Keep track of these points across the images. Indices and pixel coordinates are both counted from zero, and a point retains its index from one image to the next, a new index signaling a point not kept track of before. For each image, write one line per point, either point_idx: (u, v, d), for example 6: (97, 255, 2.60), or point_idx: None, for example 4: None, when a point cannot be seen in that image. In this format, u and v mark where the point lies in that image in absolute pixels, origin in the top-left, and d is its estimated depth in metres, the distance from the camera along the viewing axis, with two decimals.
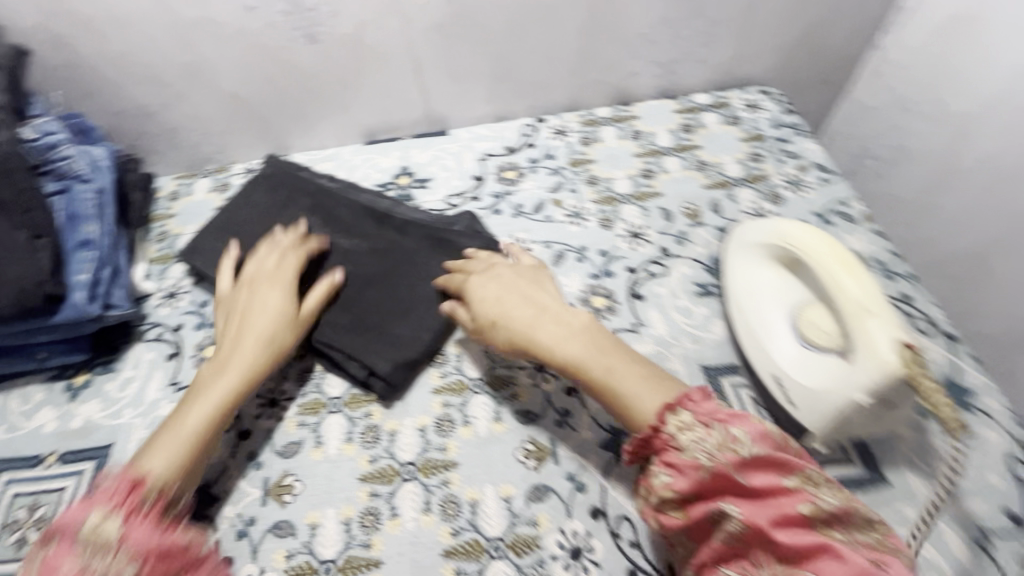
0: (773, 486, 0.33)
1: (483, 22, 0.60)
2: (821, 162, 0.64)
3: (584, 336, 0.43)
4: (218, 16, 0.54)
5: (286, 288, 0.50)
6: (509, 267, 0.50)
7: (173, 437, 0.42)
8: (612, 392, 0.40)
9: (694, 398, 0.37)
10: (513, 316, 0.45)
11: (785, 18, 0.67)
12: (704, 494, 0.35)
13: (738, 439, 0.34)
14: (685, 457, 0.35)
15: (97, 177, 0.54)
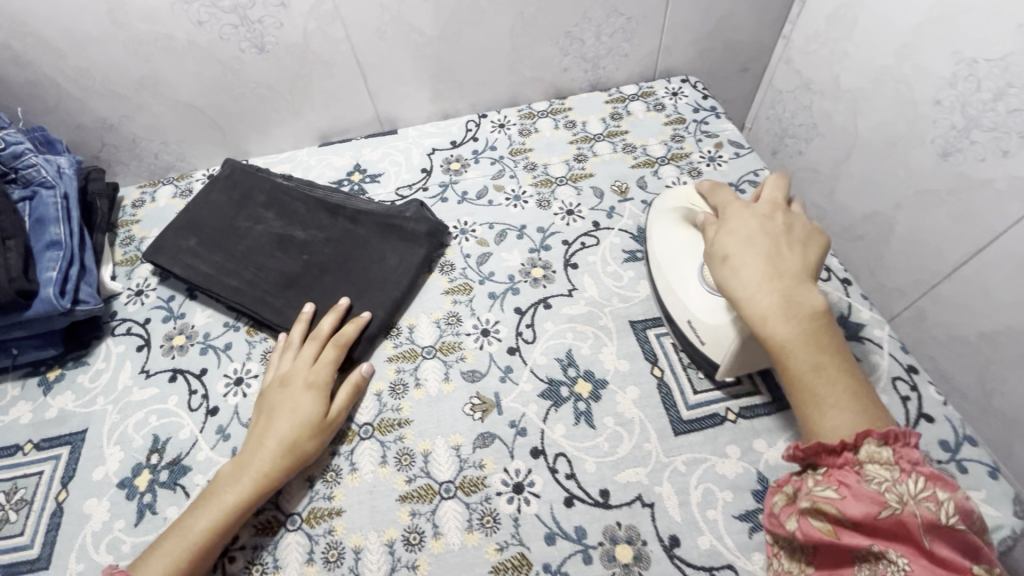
0: (957, 563, 0.33)
1: (420, 27, 0.65)
2: (736, 138, 0.71)
3: (812, 325, 0.40)
4: (169, 31, 0.59)
5: (319, 394, 0.49)
6: (778, 224, 0.46)
7: (177, 546, 0.43)
8: (809, 385, 0.38)
9: (903, 439, 0.35)
10: (747, 269, 0.43)
11: (698, 13, 0.73)
12: (872, 529, 0.35)
13: (941, 505, 0.34)
14: (870, 488, 0.35)
15: (61, 184, 0.58)
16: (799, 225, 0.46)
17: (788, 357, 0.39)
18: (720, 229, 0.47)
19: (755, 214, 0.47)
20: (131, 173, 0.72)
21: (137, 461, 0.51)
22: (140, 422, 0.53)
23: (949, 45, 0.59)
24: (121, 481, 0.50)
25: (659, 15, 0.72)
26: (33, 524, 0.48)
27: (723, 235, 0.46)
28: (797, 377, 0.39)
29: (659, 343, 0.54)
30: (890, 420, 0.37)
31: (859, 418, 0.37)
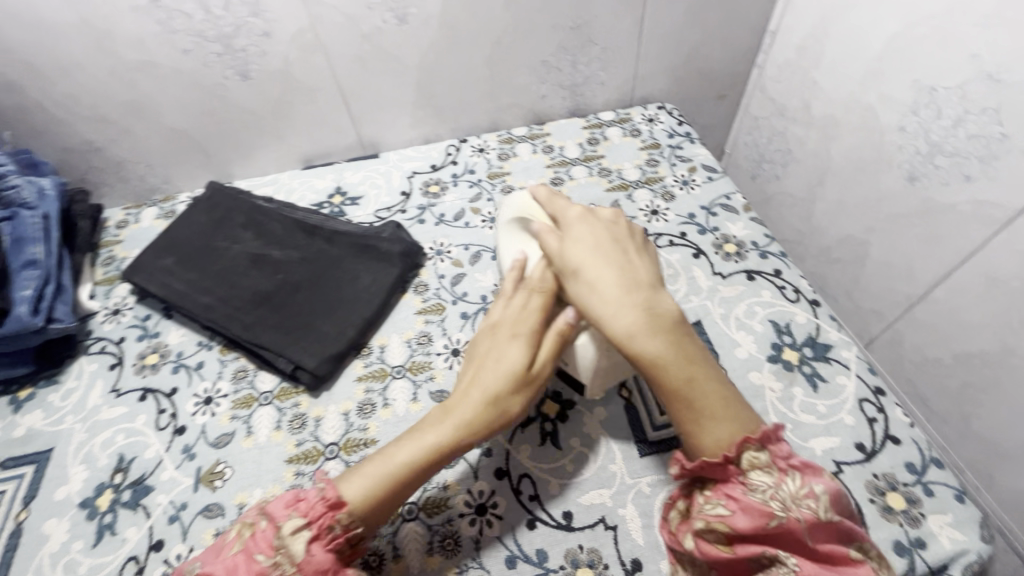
0: (837, 553, 0.35)
1: (400, 56, 0.67)
2: (708, 163, 0.72)
3: (671, 335, 0.43)
4: (156, 59, 0.61)
5: (526, 345, 0.47)
6: (618, 238, 0.49)
7: (378, 469, 0.42)
8: (688, 397, 0.40)
9: (772, 438, 0.39)
10: (604, 287, 0.45)
11: (671, 43, 0.76)
12: (762, 539, 0.36)
13: (818, 498, 0.36)
14: (756, 499, 0.36)
15: (43, 205, 0.58)
16: (638, 236, 0.50)
17: (660, 373, 0.41)
18: (565, 244, 0.48)
19: (597, 228, 0.49)
20: (117, 195, 0.74)
21: (100, 480, 0.50)
22: (106, 441, 0.53)
23: (911, 74, 0.61)
24: (83, 500, 0.49)
25: (633, 45, 0.74)
26: None
27: (575, 254, 0.47)
28: (675, 392, 0.41)
29: None
30: (756, 420, 0.40)
31: (734, 427, 0.39)
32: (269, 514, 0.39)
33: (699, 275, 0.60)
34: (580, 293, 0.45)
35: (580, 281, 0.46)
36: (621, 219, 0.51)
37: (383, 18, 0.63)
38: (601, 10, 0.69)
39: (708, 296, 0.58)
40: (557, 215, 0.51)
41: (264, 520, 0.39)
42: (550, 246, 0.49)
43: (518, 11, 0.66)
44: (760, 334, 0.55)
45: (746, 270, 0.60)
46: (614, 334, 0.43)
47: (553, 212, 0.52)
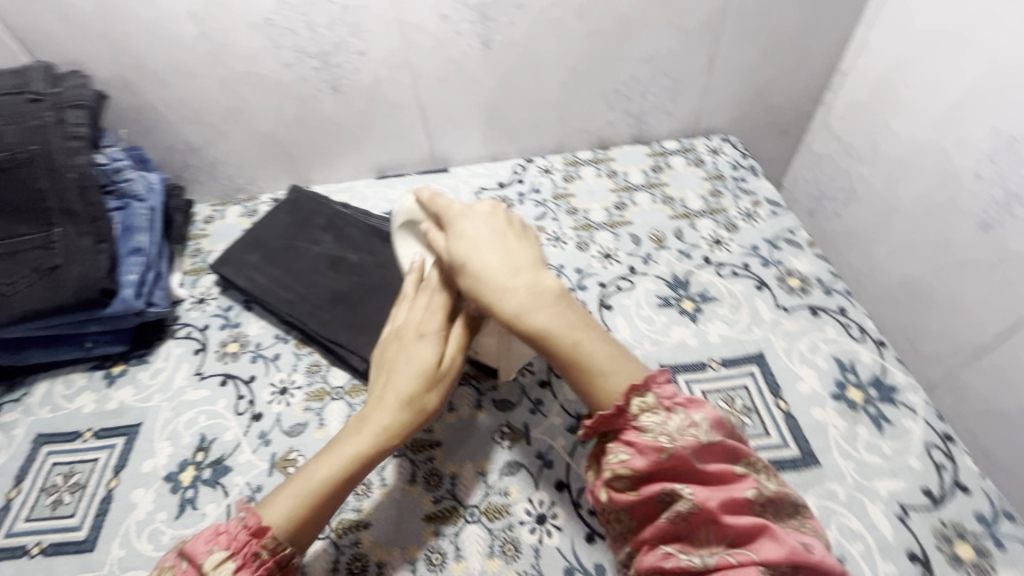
0: (723, 473, 0.39)
1: (480, 78, 0.71)
2: (772, 197, 0.73)
3: (554, 306, 0.44)
4: (261, 70, 0.66)
5: (435, 342, 0.48)
6: (498, 221, 0.49)
7: (300, 488, 0.43)
8: (579, 362, 0.43)
9: (655, 381, 0.41)
10: (491, 275, 0.45)
11: (742, 77, 0.77)
12: (660, 474, 0.39)
13: (697, 426, 0.39)
14: (648, 438, 0.39)
15: (150, 198, 0.64)
16: (516, 218, 0.50)
17: (550, 345, 0.43)
18: (450, 240, 0.48)
19: (476, 217, 0.49)
20: (205, 192, 0.79)
21: (184, 457, 0.54)
22: (190, 420, 0.56)
23: (992, 121, 0.61)
24: (167, 474, 0.53)
25: (702, 78, 0.76)
26: (84, 507, 0.51)
27: (460, 248, 0.47)
28: (569, 360, 0.43)
29: (688, 389, 0.55)
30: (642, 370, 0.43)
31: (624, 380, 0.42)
32: (190, 556, 0.40)
33: (762, 307, 0.61)
34: (469, 285, 0.46)
35: (467, 273, 0.46)
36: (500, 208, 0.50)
37: (469, 42, 0.67)
38: (676, 44, 0.71)
39: (771, 329, 0.59)
40: (433, 207, 0.50)
41: (185, 561, 0.40)
42: (438, 244, 0.49)
43: (597, 41, 0.69)
44: (823, 370, 0.55)
45: (810, 305, 0.61)
46: (505, 317, 0.44)
47: (432, 208, 0.51)
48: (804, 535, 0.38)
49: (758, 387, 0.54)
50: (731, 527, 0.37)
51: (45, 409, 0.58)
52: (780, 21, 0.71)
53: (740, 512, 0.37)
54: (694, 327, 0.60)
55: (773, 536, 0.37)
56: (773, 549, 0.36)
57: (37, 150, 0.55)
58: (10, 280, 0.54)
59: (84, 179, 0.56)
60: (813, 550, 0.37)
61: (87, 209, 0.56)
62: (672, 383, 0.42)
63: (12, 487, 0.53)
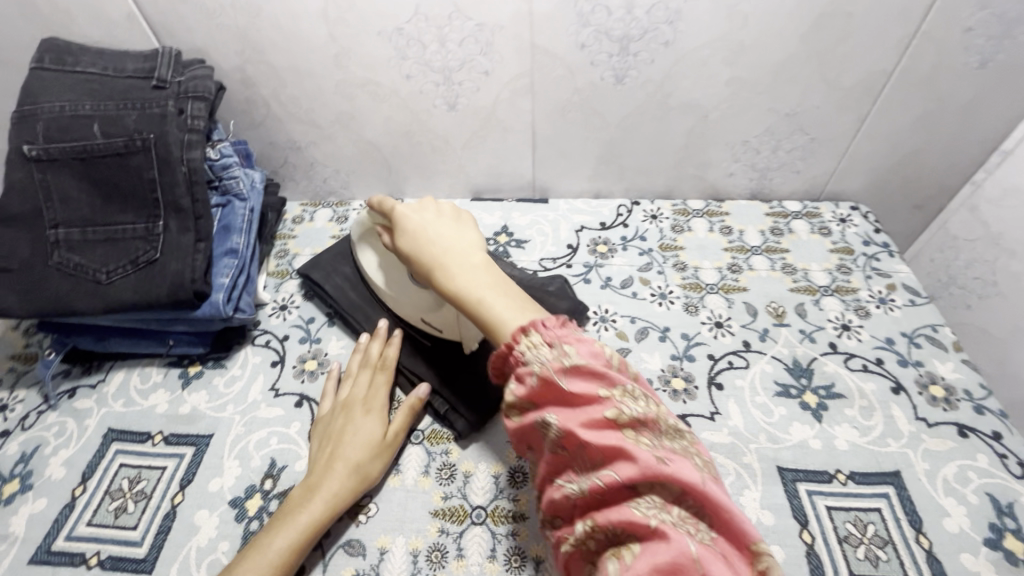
0: (588, 394, 0.36)
1: (603, 113, 0.66)
2: (911, 283, 0.65)
3: (471, 271, 0.46)
4: (380, 79, 0.63)
5: (379, 416, 0.52)
6: (440, 205, 0.53)
7: (254, 565, 0.43)
8: (483, 319, 0.44)
9: (544, 324, 0.40)
10: (418, 251, 0.49)
11: (887, 144, 0.68)
12: (540, 402, 0.37)
13: (568, 353, 0.37)
14: (526, 367, 0.38)
15: (252, 198, 0.61)
16: (454, 207, 0.53)
17: (463, 302, 0.45)
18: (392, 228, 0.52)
19: (416, 208, 0.52)
20: (298, 191, 0.77)
21: (251, 482, 0.50)
22: (261, 441, 0.53)
23: None
24: (233, 499, 0.49)
25: (845, 140, 0.68)
26: (147, 521, 0.48)
27: (401, 225, 0.51)
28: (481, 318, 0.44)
29: (811, 503, 0.48)
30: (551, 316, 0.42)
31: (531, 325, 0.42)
32: None
33: (899, 416, 0.53)
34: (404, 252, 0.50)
35: (400, 242, 0.50)
36: (440, 202, 0.53)
37: (601, 75, 0.61)
38: (825, 101, 0.64)
39: (910, 445, 0.51)
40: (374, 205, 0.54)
41: None
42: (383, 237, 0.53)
43: (739, 89, 0.63)
44: (974, 507, 0.47)
45: (958, 423, 0.53)
46: (430, 275, 0.47)
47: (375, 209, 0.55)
48: (677, 454, 0.34)
49: (895, 514, 0.47)
50: (593, 449, 0.34)
51: (119, 402, 0.56)
52: (946, 92, 0.62)
53: (605, 434, 0.35)
54: (818, 427, 0.53)
55: (635, 459, 0.33)
56: (632, 473, 0.33)
57: (153, 139, 0.53)
58: (109, 267, 0.53)
59: (194, 173, 0.54)
60: (683, 475, 0.33)
61: (192, 205, 0.54)
62: (564, 325, 0.40)
63: (79, 484, 0.51)
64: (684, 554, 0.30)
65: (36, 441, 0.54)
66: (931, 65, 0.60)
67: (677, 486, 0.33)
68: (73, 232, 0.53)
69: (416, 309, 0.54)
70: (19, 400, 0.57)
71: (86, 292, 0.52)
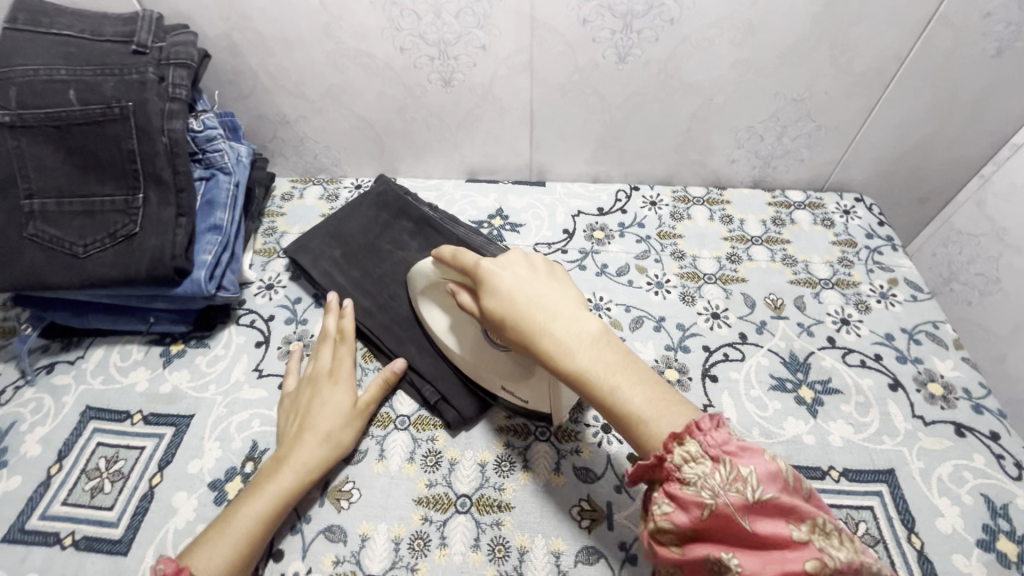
0: (778, 535, 0.30)
1: (604, 93, 0.63)
2: (913, 278, 0.63)
3: (594, 346, 0.38)
4: (372, 50, 0.60)
5: (347, 386, 0.52)
6: (528, 257, 0.45)
7: (223, 535, 0.42)
8: (618, 411, 0.36)
9: (703, 428, 0.32)
10: (515, 313, 0.40)
11: (895, 134, 0.66)
12: (711, 535, 0.31)
13: (746, 479, 0.30)
14: (690, 492, 0.31)
15: (237, 172, 0.59)
16: (547, 258, 0.44)
17: (587, 388, 0.37)
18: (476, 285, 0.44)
19: (505, 263, 0.43)
20: (287, 166, 0.75)
21: (231, 464, 0.49)
22: (243, 423, 0.52)
23: None
24: (213, 481, 0.48)
25: (852, 129, 0.66)
26: (123, 501, 0.47)
27: (486, 284, 0.43)
28: (612, 408, 0.36)
29: None
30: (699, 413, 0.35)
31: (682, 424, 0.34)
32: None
33: (895, 413, 0.52)
34: (491, 316, 0.41)
35: (486, 304, 0.42)
36: (529, 253, 0.45)
37: (603, 53, 0.59)
38: (834, 87, 0.62)
39: (906, 443, 0.50)
40: (444, 257, 0.47)
41: None
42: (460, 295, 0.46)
43: (746, 72, 0.61)
44: (968, 507, 0.47)
45: (955, 422, 0.52)
46: (533, 349, 0.39)
47: (443, 262, 0.47)
48: None
49: (887, 512, 0.46)
50: None
51: (98, 379, 0.55)
52: (960, 80, 0.59)
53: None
54: (813, 422, 0.52)
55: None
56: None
57: (132, 107, 0.51)
58: (85, 240, 0.51)
59: (175, 145, 0.52)
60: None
61: (173, 177, 0.52)
62: (725, 431, 0.33)
63: (54, 463, 0.50)
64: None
65: (11, 417, 0.53)
66: (945, 53, 0.57)
67: None
68: (48, 203, 0.51)
69: (497, 374, 0.49)
70: None
71: (62, 266, 0.50)
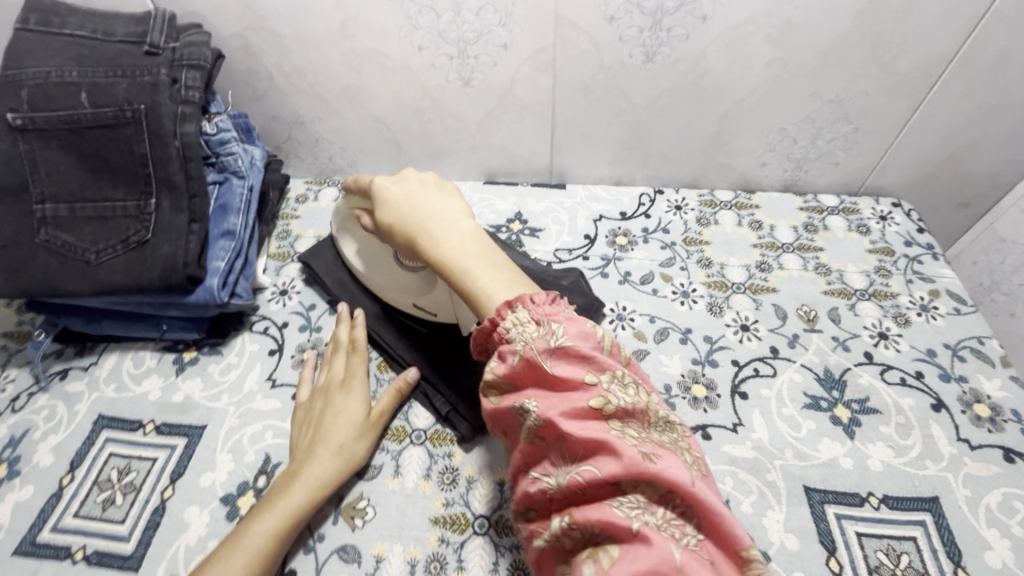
0: (573, 378, 0.33)
1: (630, 93, 0.60)
2: (957, 290, 0.60)
3: (459, 239, 0.43)
4: (390, 50, 0.58)
5: (361, 397, 0.51)
6: (421, 175, 0.49)
7: (234, 555, 0.41)
8: (465, 286, 0.41)
9: (531, 299, 0.37)
10: (402, 219, 0.46)
11: (939, 137, 0.62)
12: (522, 384, 0.35)
13: (554, 332, 0.34)
14: (511, 345, 0.35)
15: (251, 175, 0.58)
16: (440, 178, 0.49)
17: (447, 272, 0.42)
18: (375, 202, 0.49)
19: (398, 180, 0.48)
20: (302, 168, 0.73)
21: (244, 479, 0.48)
22: (256, 435, 0.51)
23: None
24: (225, 496, 0.47)
25: (893, 132, 0.63)
26: (134, 515, 0.46)
27: (379, 199, 0.48)
28: (466, 288, 0.41)
29: (841, 528, 0.45)
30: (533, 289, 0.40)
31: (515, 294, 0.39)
32: None
33: (939, 436, 0.49)
34: (381, 223, 0.46)
35: (378, 214, 0.47)
36: (423, 173, 0.50)
37: (630, 52, 0.56)
38: (876, 87, 0.58)
39: (951, 469, 0.47)
40: (351, 181, 0.52)
41: None
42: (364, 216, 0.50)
43: (782, 71, 0.57)
44: (1019, 540, 0.44)
45: (1004, 446, 0.48)
46: (413, 244, 0.44)
47: (348, 186, 0.53)
48: (660, 449, 0.31)
49: (932, 544, 0.44)
50: (573, 439, 0.31)
51: (111, 387, 0.54)
52: (1014, 79, 0.55)
53: (587, 423, 0.32)
54: (850, 444, 0.49)
55: (617, 452, 0.30)
56: (613, 468, 0.30)
57: (144, 110, 0.49)
58: (98, 246, 0.50)
59: (188, 149, 0.51)
60: (670, 472, 0.30)
61: (186, 182, 0.51)
62: (551, 303, 0.37)
63: (67, 473, 0.49)
64: (665, 561, 0.28)
65: (24, 425, 0.52)
66: (998, 52, 0.53)
67: (659, 483, 0.30)
68: (60, 209, 0.50)
69: (407, 291, 0.53)
70: (10, 380, 0.55)
71: (74, 273, 0.49)
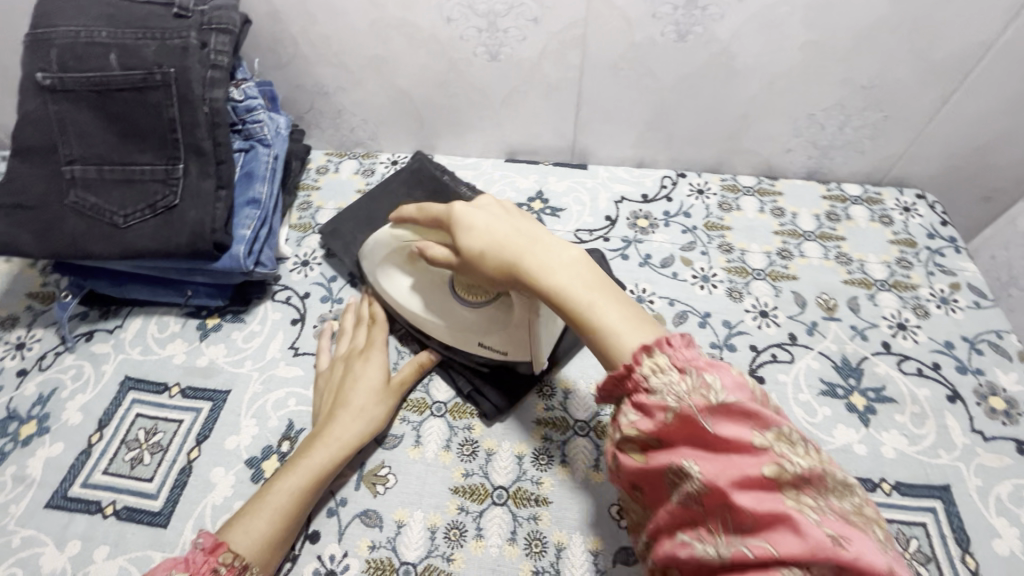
0: (739, 441, 0.30)
1: (658, 73, 0.60)
2: (978, 283, 0.59)
3: (574, 267, 0.39)
4: (417, 19, 0.57)
5: (382, 365, 0.51)
6: (500, 202, 0.45)
7: (259, 509, 0.42)
8: (587, 323, 0.37)
9: (675, 342, 0.33)
10: (498, 247, 0.41)
11: (969, 129, 0.61)
12: (673, 444, 0.31)
13: (712, 386, 0.31)
14: (657, 399, 0.32)
15: (276, 144, 0.58)
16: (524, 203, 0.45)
17: (564, 305, 0.38)
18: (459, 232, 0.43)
19: (480, 207, 0.44)
20: (323, 139, 0.73)
21: (268, 443, 0.49)
22: (279, 401, 0.51)
23: None
24: (250, 458, 0.48)
25: (921, 122, 0.62)
26: (162, 474, 0.48)
27: (462, 229, 0.42)
28: (589, 324, 0.37)
29: None
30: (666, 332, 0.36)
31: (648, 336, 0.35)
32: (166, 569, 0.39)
33: (952, 426, 0.50)
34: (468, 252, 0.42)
35: (464, 244, 0.42)
36: (506, 201, 0.45)
37: (662, 29, 0.55)
38: (909, 75, 0.57)
39: (963, 459, 0.48)
40: (410, 210, 0.47)
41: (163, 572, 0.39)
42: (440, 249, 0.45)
43: (814, 55, 0.57)
44: None
45: (1018, 439, 0.49)
46: (514, 276, 0.40)
47: (405, 216, 0.47)
48: (843, 523, 0.28)
49: (941, 530, 0.45)
50: (745, 512, 0.28)
51: (136, 350, 0.55)
52: None
53: (760, 494, 0.29)
54: (864, 431, 0.50)
55: (799, 528, 0.27)
56: (796, 547, 0.27)
57: (174, 74, 0.49)
58: (126, 210, 0.50)
59: (216, 115, 0.51)
60: (858, 554, 0.27)
61: (214, 148, 0.51)
62: (694, 347, 0.33)
63: (95, 432, 0.50)
64: None
65: (52, 383, 0.53)
66: None
67: (851, 567, 0.26)
68: (89, 170, 0.50)
69: (474, 329, 0.50)
70: (37, 339, 0.56)
71: (102, 236, 0.50)
